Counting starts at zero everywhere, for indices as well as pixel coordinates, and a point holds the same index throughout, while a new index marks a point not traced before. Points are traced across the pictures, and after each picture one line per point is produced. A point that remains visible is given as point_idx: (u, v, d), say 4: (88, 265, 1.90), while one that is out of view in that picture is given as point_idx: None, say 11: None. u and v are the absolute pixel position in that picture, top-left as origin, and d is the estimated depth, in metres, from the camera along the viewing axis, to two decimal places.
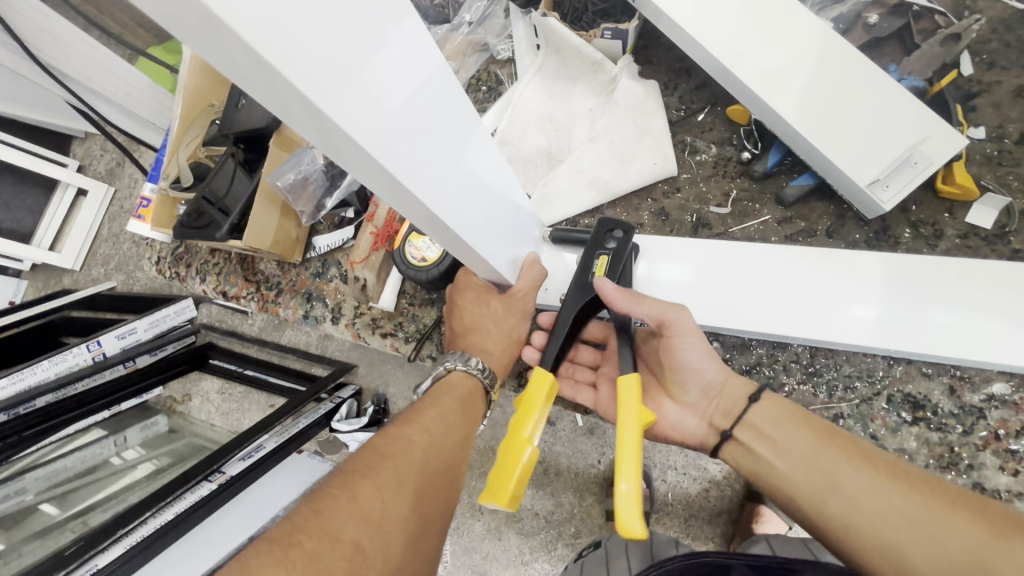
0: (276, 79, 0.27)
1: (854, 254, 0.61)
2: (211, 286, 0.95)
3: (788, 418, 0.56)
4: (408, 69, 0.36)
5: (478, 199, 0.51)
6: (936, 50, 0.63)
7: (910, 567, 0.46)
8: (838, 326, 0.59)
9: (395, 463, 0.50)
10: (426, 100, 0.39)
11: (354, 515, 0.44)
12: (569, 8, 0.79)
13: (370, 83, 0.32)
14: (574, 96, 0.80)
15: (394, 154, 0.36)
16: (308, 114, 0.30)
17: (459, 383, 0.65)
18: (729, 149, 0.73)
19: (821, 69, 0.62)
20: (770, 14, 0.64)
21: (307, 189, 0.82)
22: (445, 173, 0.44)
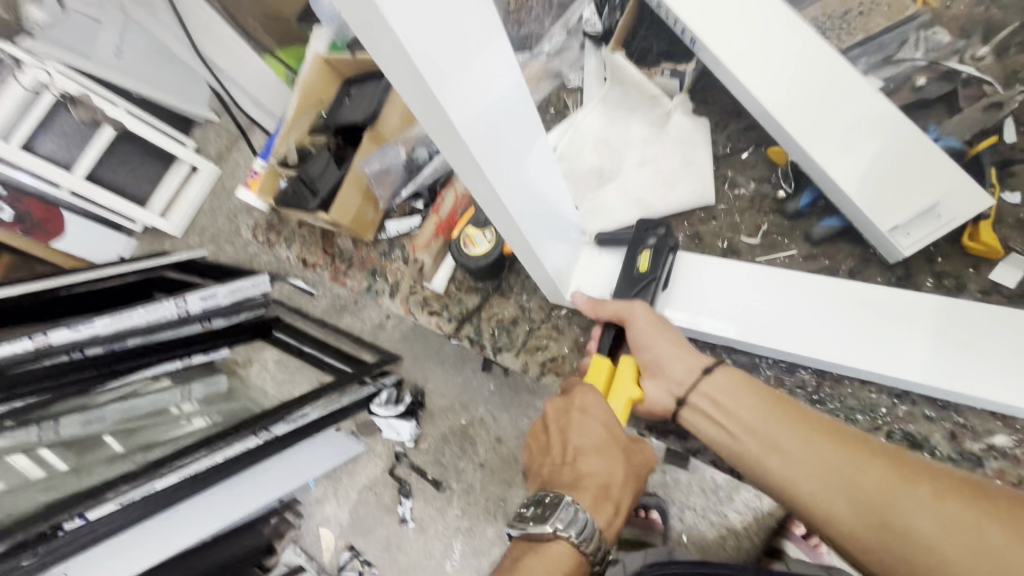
0: (406, 64, 0.37)
1: (864, 287, 0.65)
2: (295, 254, 1.11)
3: (741, 386, 0.60)
4: (494, 76, 0.46)
5: (534, 195, 0.60)
6: (979, 115, 0.67)
7: (837, 510, 0.53)
8: (841, 354, 0.63)
9: (556, 557, 0.55)
10: (502, 101, 0.49)
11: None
12: (637, 47, 0.89)
13: (465, 78, 0.42)
14: (631, 124, 0.88)
15: (476, 136, 0.45)
16: (419, 95, 0.41)
17: (591, 413, 0.62)
18: (767, 187, 0.79)
19: (862, 120, 0.67)
20: (820, 66, 0.70)
21: (388, 176, 0.97)
22: (511, 165, 0.53)
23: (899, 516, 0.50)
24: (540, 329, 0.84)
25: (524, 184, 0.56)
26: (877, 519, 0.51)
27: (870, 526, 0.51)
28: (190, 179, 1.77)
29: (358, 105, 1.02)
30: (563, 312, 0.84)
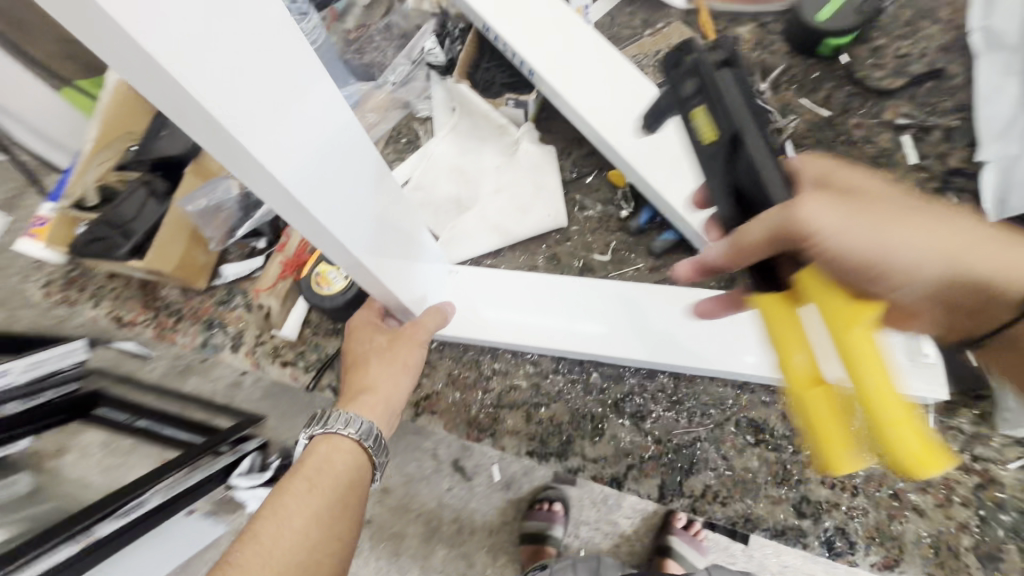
0: (196, 108, 0.33)
1: (697, 293, 0.74)
2: (104, 312, 0.92)
3: (925, 250, 0.47)
4: (325, 117, 0.43)
5: (382, 233, 0.57)
6: (765, 141, 0.80)
7: (976, 272, 0.48)
8: (692, 358, 0.70)
9: (331, 458, 0.64)
10: (337, 141, 0.45)
11: (283, 528, 0.58)
12: (480, 79, 0.90)
13: (282, 119, 0.38)
14: (483, 153, 0.90)
15: (300, 181, 0.41)
16: (218, 140, 0.36)
17: (360, 333, 0.73)
18: (611, 208, 0.84)
19: (682, 147, 0.75)
20: (639, 99, 0.78)
21: (219, 214, 0.85)
22: (352, 206, 0.49)
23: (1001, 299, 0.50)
24: None
25: (369, 225, 0.53)
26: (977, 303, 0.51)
27: (977, 293, 0.50)
28: None
29: (177, 138, 0.91)
30: (433, 346, 0.79)
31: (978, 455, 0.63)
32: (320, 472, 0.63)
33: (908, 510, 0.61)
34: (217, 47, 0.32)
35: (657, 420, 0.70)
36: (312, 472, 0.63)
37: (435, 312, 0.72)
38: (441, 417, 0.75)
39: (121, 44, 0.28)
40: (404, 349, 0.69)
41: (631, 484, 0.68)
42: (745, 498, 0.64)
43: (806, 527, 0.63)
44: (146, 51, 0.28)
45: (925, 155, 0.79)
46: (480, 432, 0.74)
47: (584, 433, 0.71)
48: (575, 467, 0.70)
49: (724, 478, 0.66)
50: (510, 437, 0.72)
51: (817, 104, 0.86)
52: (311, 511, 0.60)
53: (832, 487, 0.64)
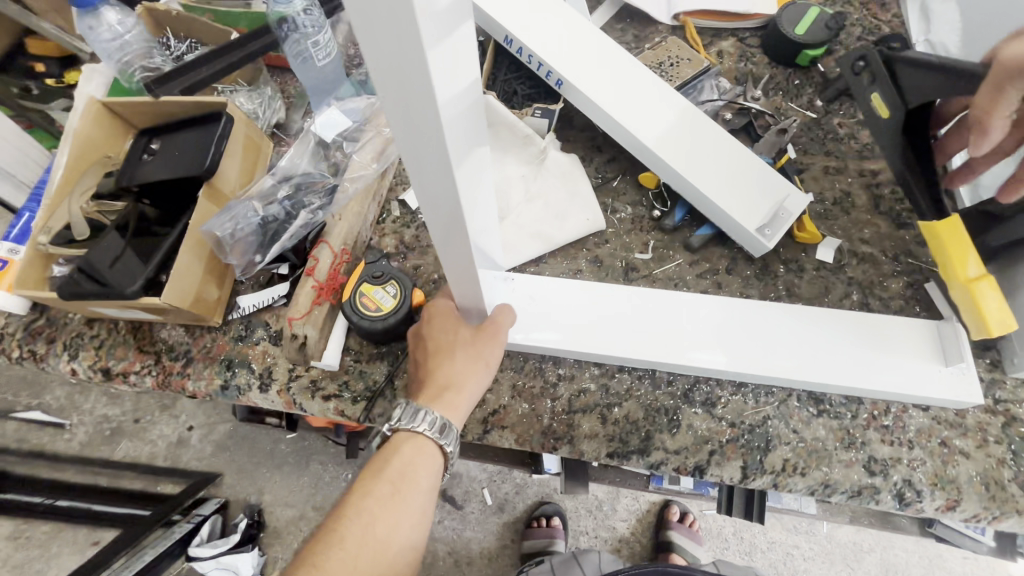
0: (418, 79, 0.31)
1: (750, 301, 0.78)
2: (85, 364, 0.78)
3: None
4: (463, 66, 0.39)
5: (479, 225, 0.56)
6: (773, 139, 0.88)
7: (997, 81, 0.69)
8: (753, 364, 0.73)
9: (416, 460, 0.61)
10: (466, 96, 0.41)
11: (369, 531, 0.57)
12: (500, 90, 0.90)
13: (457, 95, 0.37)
14: (507, 164, 0.90)
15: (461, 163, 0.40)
16: (414, 115, 0.34)
17: (439, 322, 0.68)
18: (642, 209, 0.87)
19: (713, 150, 0.79)
20: (668, 101, 0.82)
21: (237, 241, 0.76)
22: (473, 193, 0.48)
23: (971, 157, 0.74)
24: None
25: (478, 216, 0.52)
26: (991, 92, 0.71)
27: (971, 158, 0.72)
28: None
29: (169, 160, 0.80)
30: None
31: (999, 398, 0.72)
32: (404, 476, 0.60)
33: (958, 454, 0.69)
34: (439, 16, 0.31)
35: (727, 404, 0.73)
36: (396, 475, 0.60)
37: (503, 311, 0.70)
38: (513, 431, 0.72)
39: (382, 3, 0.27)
40: (490, 346, 0.66)
41: (714, 469, 0.70)
42: (822, 466, 0.69)
43: (878, 484, 0.68)
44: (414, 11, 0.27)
45: None
46: (556, 440, 0.72)
47: (661, 426, 0.72)
48: (657, 462, 0.71)
49: (799, 449, 0.70)
50: (590, 440, 0.71)
51: (803, 107, 0.96)
52: (396, 516, 0.58)
53: (892, 444, 0.70)
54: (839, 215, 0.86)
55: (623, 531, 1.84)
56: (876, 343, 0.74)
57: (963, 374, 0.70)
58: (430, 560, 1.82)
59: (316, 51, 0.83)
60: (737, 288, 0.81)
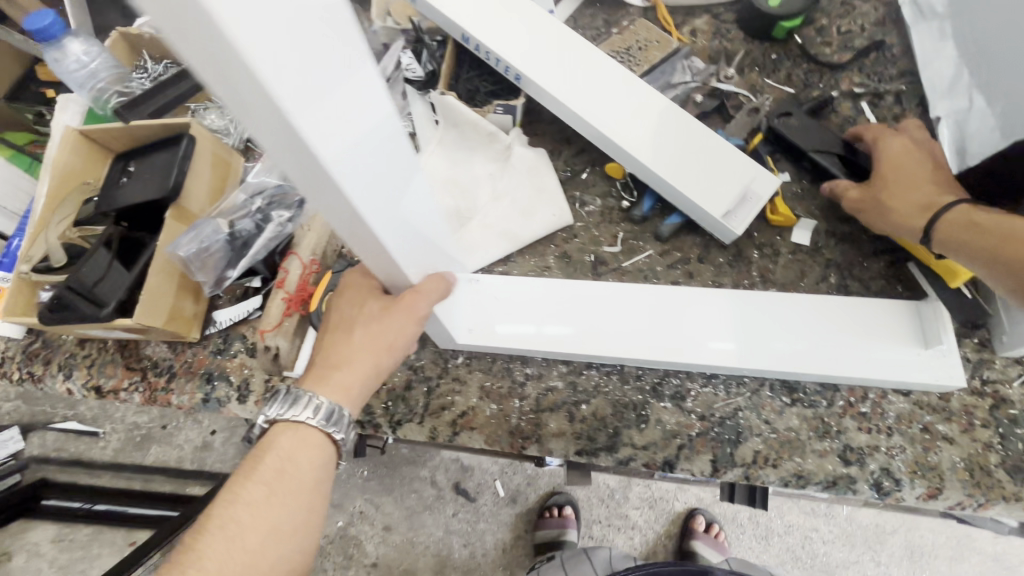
0: (284, 128, 0.32)
1: (717, 291, 0.76)
2: (79, 383, 0.83)
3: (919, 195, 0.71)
4: (368, 109, 0.40)
5: (413, 230, 0.54)
6: (745, 119, 0.85)
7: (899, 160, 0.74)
8: (719, 355, 0.71)
9: (294, 455, 0.55)
10: (376, 134, 0.42)
11: (241, 532, 0.52)
12: (463, 89, 0.89)
13: (337, 107, 0.35)
14: (474, 162, 0.90)
15: (348, 174, 0.38)
16: (273, 128, 0.33)
17: (348, 295, 0.60)
18: (611, 200, 0.86)
19: (674, 134, 0.77)
20: (623, 87, 0.80)
21: (208, 258, 0.77)
22: (388, 200, 0.47)
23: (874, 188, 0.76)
24: (439, 386, 0.76)
25: (401, 222, 0.50)
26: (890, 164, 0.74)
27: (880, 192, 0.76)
28: None
29: (145, 181, 0.82)
30: (460, 360, 0.77)
31: (987, 378, 0.68)
32: (285, 471, 0.54)
33: (940, 440, 0.66)
34: (281, 27, 0.29)
35: (697, 396, 0.72)
36: (274, 470, 0.54)
37: (437, 278, 0.58)
38: (481, 432, 0.73)
39: (191, 18, 0.25)
40: (396, 322, 0.56)
41: (683, 464, 0.69)
42: (795, 457, 0.67)
43: (854, 474, 0.66)
44: (215, 22, 0.25)
45: (884, 117, 0.86)
46: (524, 440, 0.72)
47: (629, 422, 0.71)
48: (625, 458, 0.70)
49: (771, 441, 0.68)
50: (557, 439, 0.71)
51: (780, 83, 0.92)
52: (273, 512, 0.53)
53: (869, 432, 0.68)
54: (817, 194, 0.83)
55: (636, 519, 1.83)
56: (851, 326, 0.71)
57: (943, 355, 0.67)
58: (446, 554, 1.84)
59: None
60: (709, 277, 0.79)
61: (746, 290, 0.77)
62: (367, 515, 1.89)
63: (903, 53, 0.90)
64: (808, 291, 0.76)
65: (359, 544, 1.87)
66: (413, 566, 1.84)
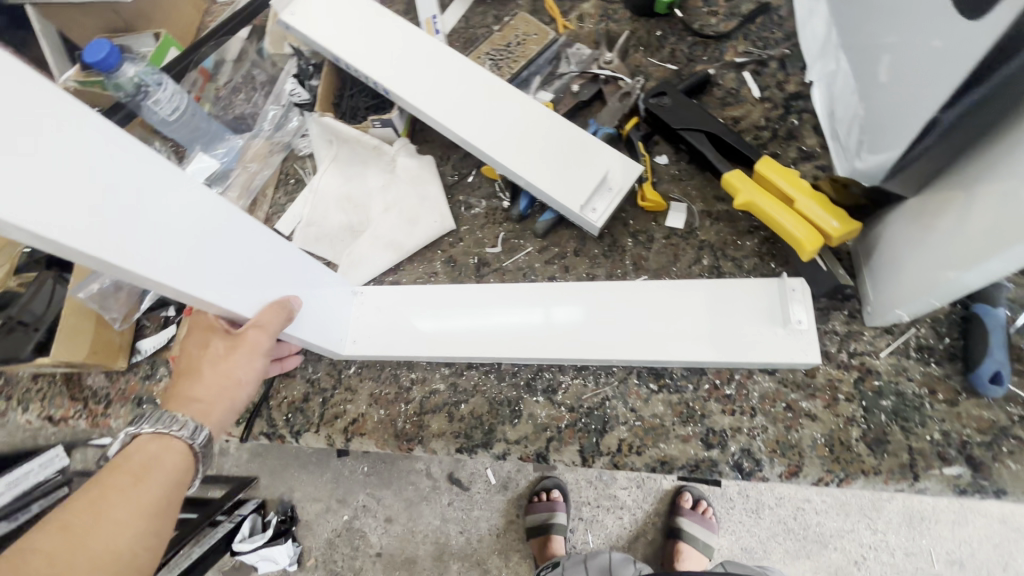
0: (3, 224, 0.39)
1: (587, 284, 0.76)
2: (35, 414, 0.92)
3: None
4: (118, 183, 0.46)
5: (230, 268, 0.57)
6: (616, 105, 0.84)
7: None
8: (586, 347, 0.72)
9: (162, 455, 0.56)
10: (140, 201, 0.47)
11: (84, 527, 0.50)
12: (347, 107, 0.93)
13: (30, 172, 0.40)
14: (368, 176, 0.92)
15: (80, 229, 0.42)
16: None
17: (195, 334, 0.64)
18: (495, 201, 0.87)
19: (525, 129, 0.78)
20: (475, 89, 0.81)
21: (120, 294, 0.86)
22: (170, 245, 0.50)
23: None
24: (333, 396, 0.81)
25: (217, 269, 0.55)
26: None
27: None
28: None
29: None
30: (352, 370, 0.82)
31: (854, 351, 0.67)
32: (149, 470, 0.55)
33: (801, 417, 0.65)
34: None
35: (567, 388, 0.74)
36: (137, 468, 0.55)
37: (277, 307, 0.62)
38: (370, 436, 0.78)
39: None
40: (240, 357, 0.60)
41: (554, 455, 0.71)
42: (658, 443, 0.68)
43: (715, 457, 0.66)
44: None
45: (766, 85, 0.83)
46: (409, 441, 0.76)
47: (503, 418, 0.74)
48: (502, 453, 0.73)
49: (636, 428, 0.69)
50: (437, 439, 0.75)
51: (664, 60, 0.90)
52: (133, 509, 0.53)
53: (733, 413, 0.68)
54: (696, 173, 0.81)
55: (624, 499, 1.75)
56: (715, 309, 0.70)
57: (801, 332, 0.66)
58: (444, 541, 1.81)
59: (161, 107, 0.88)
60: (584, 270, 0.80)
61: (620, 279, 0.77)
62: (369, 507, 1.88)
63: (789, 14, 0.87)
64: (681, 275, 0.76)
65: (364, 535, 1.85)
66: (415, 554, 1.82)
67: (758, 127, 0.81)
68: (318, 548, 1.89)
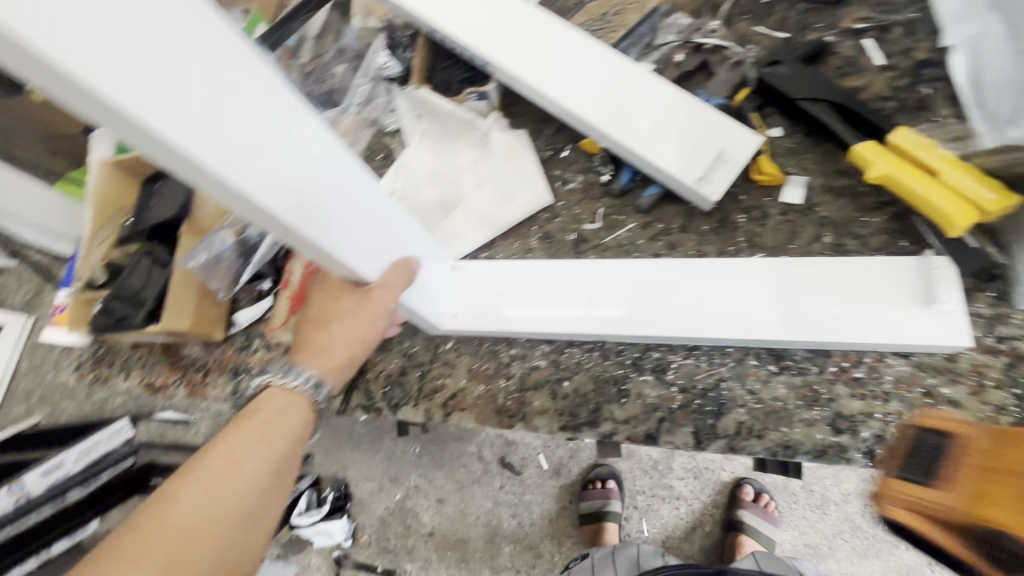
0: (176, 156, 0.35)
1: (709, 258, 0.73)
2: (136, 381, 0.96)
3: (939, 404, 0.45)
4: (281, 128, 0.42)
5: (359, 227, 0.56)
6: (726, 75, 0.80)
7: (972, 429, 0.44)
8: (704, 326, 0.69)
9: (286, 412, 0.59)
10: (295, 148, 0.44)
11: (221, 477, 0.54)
12: (439, 80, 0.91)
13: (211, 103, 0.36)
14: (457, 152, 0.91)
15: (251, 179, 0.40)
16: (165, 152, 0.35)
17: (325, 287, 0.65)
18: (593, 175, 0.84)
19: (646, 102, 0.75)
20: (594, 60, 0.78)
21: (221, 266, 0.87)
22: (314, 197, 0.48)
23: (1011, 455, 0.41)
24: (431, 370, 0.81)
25: (344, 225, 0.53)
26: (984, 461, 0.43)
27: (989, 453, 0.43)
28: None
29: (170, 200, 0.92)
30: (450, 345, 0.81)
31: (1002, 335, 0.62)
32: (275, 426, 0.58)
33: (943, 404, 0.61)
34: (140, 53, 0.31)
35: (679, 368, 0.71)
36: (265, 422, 0.58)
37: (399, 269, 0.62)
38: (470, 411, 0.77)
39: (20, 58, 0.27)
40: (365, 316, 0.60)
41: (665, 436, 0.69)
42: (781, 428, 0.65)
43: (845, 443, 0.63)
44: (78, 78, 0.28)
45: (892, 52, 0.78)
46: (511, 417, 0.75)
47: (609, 397, 0.72)
48: (608, 432, 0.71)
49: (756, 411, 0.67)
50: (540, 416, 0.74)
51: (772, 29, 0.83)
52: (261, 460, 0.56)
53: (864, 399, 0.64)
54: (814, 146, 0.77)
55: (682, 489, 1.71)
56: (846, 289, 0.67)
57: (946, 314, 0.62)
58: (495, 523, 1.80)
59: None
60: (692, 247, 0.77)
61: (737, 256, 0.73)
62: (421, 488, 1.87)
63: None
64: (800, 253, 0.72)
65: (415, 515, 1.86)
66: (467, 536, 1.81)
67: (883, 97, 0.76)
68: (371, 525, 1.91)
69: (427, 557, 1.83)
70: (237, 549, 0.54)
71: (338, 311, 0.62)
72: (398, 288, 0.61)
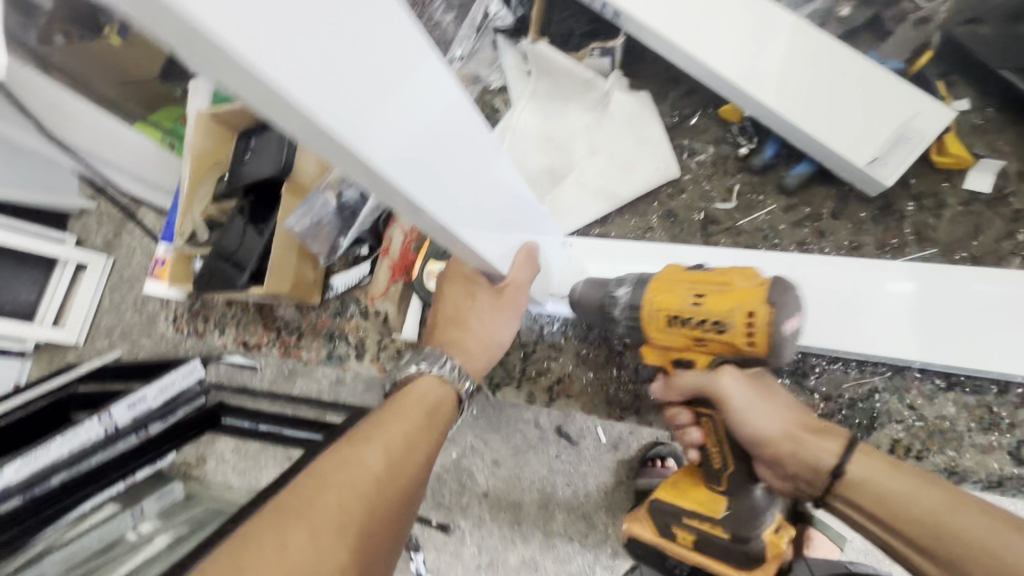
0: (302, 120, 0.31)
1: (901, 261, 0.61)
2: (230, 338, 0.96)
3: (891, 477, 0.51)
4: (406, 88, 0.37)
5: (478, 206, 0.50)
6: (911, 33, 0.68)
7: (926, 498, 0.49)
8: (859, 341, 0.60)
9: (442, 405, 0.55)
10: (417, 113, 0.39)
11: (401, 455, 0.47)
12: (556, 33, 0.85)
13: (343, 61, 0.31)
14: (570, 114, 0.83)
15: (380, 150, 0.36)
16: (296, 119, 0.31)
17: (456, 287, 0.63)
18: (726, 147, 0.75)
19: (812, 67, 0.65)
20: (751, 20, 0.68)
21: (321, 230, 0.83)
22: (437, 171, 0.43)
23: (949, 529, 0.47)
24: (536, 352, 0.76)
25: (465, 202, 0.48)
26: (929, 535, 0.48)
27: (916, 523, 0.49)
28: (79, 278, 1.50)
29: (266, 155, 0.86)
30: (557, 329, 0.75)
31: None
32: (435, 413, 0.53)
33: None
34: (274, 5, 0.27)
35: (823, 374, 0.63)
36: (429, 407, 0.53)
37: (526, 259, 0.60)
38: (577, 399, 0.73)
39: (165, 19, 0.24)
40: (504, 315, 0.61)
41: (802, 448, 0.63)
42: (949, 452, 0.58)
43: None
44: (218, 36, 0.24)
45: None
46: (623, 410, 0.72)
47: None
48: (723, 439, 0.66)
49: (917, 430, 0.59)
50: (657, 412, 0.69)
51: None
52: (427, 446, 0.50)
53: None
54: (1008, 124, 0.65)
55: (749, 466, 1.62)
56: None
57: None
58: (550, 492, 1.25)
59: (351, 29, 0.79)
60: (845, 237, 0.67)
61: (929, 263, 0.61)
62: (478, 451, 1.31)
63: None
64: (982, 251, 0.63)
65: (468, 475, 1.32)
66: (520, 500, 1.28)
67: None
68: None
69: (480, 522, 1.29)
70: (396, 541, 0.45)
71: (471, 309, 0.61)
72: (530, 282, 0.61)
